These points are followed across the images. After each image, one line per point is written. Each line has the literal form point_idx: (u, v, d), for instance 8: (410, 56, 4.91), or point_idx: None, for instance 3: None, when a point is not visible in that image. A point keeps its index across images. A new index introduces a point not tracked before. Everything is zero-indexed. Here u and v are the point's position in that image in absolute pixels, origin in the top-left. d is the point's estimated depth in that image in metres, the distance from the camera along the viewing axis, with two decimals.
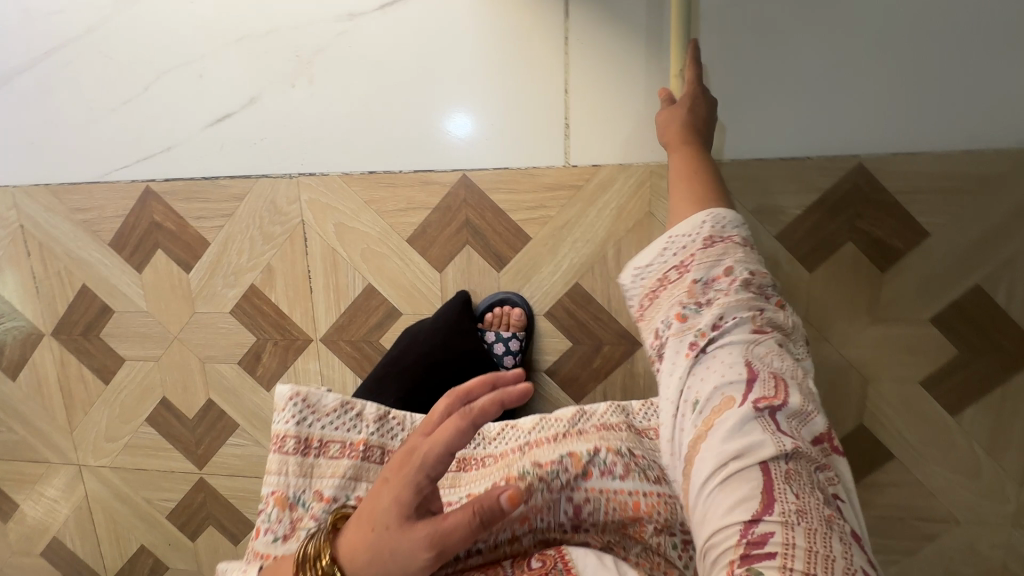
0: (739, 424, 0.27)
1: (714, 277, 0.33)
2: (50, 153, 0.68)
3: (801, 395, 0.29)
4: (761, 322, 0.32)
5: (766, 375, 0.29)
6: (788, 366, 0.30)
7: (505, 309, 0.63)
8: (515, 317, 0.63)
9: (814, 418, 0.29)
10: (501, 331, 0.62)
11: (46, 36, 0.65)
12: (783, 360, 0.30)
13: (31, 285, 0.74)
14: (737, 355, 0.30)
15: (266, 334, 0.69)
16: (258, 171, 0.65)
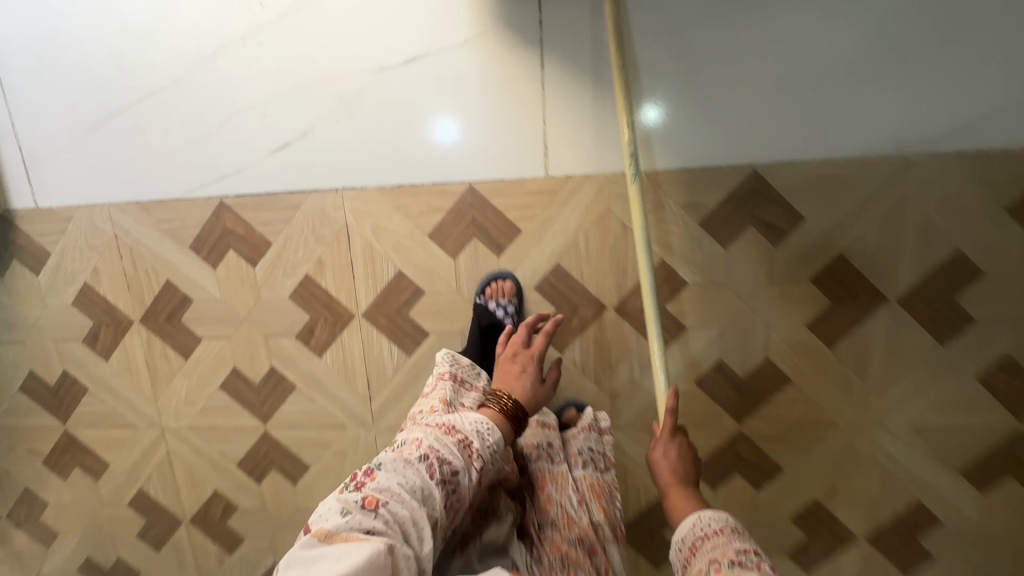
0: None
1: (738, 547, 0.52)
2: (142, 177, 0.86)
3: None
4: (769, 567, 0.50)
5: None
6: None
7: (500, 282, 0.83)
8: (507, 288, 0.83)
9: None
10: (499, 300, 0.82)
11: (140, 86, 0.83)
12: None
13: (121, 282, 0.91)
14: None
15: (318, 312, 0.89)
16: (310, 187, 0.84)
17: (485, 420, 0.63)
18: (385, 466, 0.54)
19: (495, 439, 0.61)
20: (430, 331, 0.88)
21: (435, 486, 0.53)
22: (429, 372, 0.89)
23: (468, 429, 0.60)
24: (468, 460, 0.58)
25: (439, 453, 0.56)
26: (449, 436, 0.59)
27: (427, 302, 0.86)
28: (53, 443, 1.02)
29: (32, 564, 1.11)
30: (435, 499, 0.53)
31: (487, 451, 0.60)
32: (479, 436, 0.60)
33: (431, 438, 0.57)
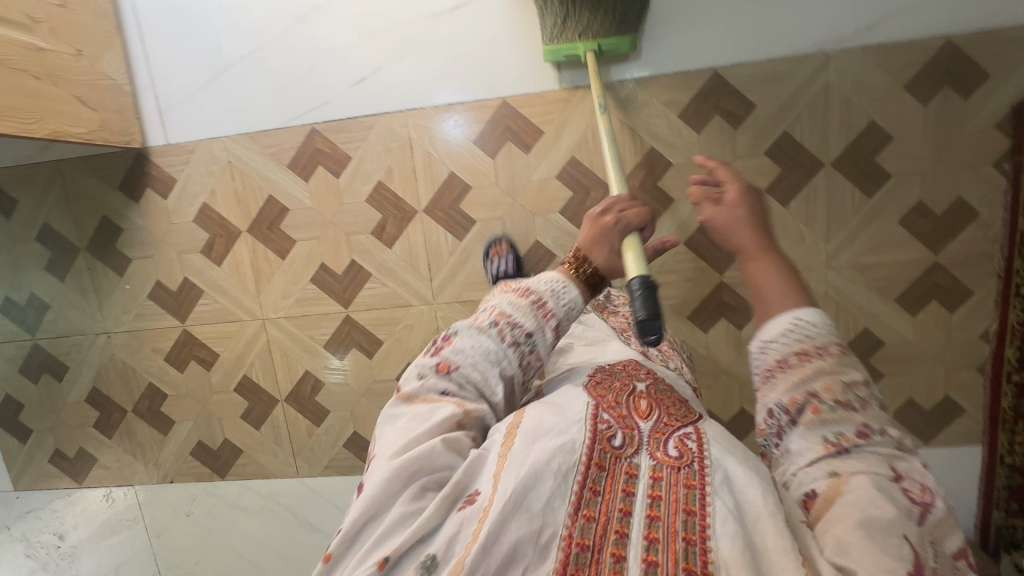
0: (875, 492, 0.44)
1: (851, 380, 0.50)
2: (250, 113, 1.13)
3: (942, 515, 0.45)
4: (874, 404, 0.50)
5: (906, 481, 0.46)
6: (921, 479, 0.47)
7: (497, 246, 1.11)
8: (503, 247, 1.10)
9: (952, 536, 0.45)
10: (500, 257, 1.09)
11: (250, 42, 1.10)
12: (918, 473, 0.47)
13: (233, 199, 1.17)
14: (883, 454, 0.47)
15: (389, 211, 1.14)
16: (381, 110, 1.10)
17: (561, 278, 0.65)
18: (460, 335, 0.61)
19: (571, 296, 0.64)
20: (477, 219, 1.13)
21: (508, 349, 0.60)
22: (478, 253, 1.14)
23: (543, 290, 0.63)
24: (543, 319, 0.62)
25: (510, 321, 0.61)
26: (524, 296, 0.63)
27: (474, 195, 1.12)
28: (173, 341, 1.27)
29: (152, 451, 1.34)
30: (509, 358, 0.60)
31: (562, 309, 0.63)
32: (552, 296, 0.63)
33: (504, 304, 0.62)
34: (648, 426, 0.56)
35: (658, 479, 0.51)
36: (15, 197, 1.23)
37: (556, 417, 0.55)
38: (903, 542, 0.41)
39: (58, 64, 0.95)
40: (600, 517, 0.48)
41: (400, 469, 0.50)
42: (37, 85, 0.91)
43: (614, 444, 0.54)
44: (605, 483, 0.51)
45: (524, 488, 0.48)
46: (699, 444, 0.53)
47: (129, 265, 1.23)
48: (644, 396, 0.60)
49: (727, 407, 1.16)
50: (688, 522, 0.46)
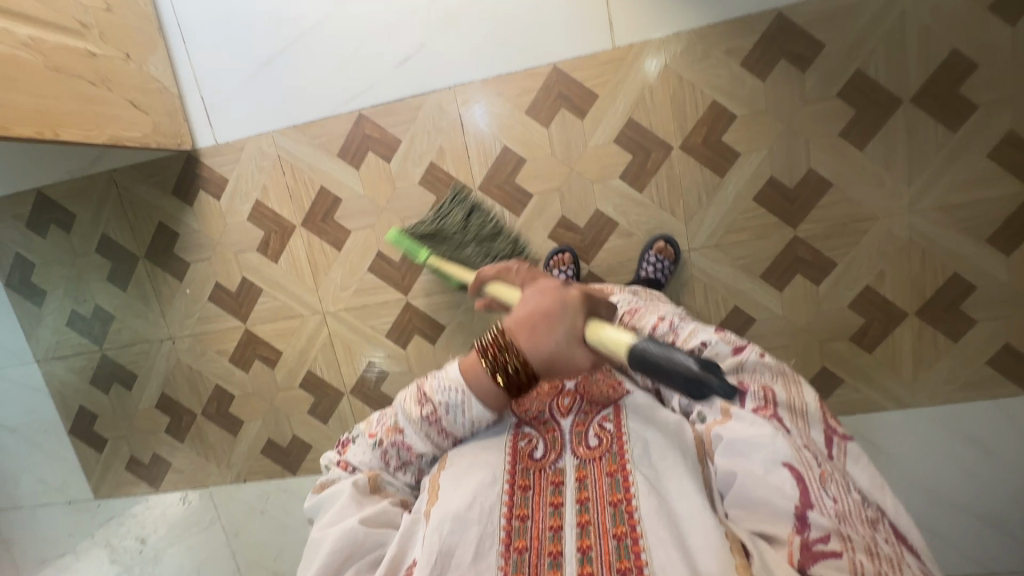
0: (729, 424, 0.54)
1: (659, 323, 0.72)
2: (296, 104, 1.11)
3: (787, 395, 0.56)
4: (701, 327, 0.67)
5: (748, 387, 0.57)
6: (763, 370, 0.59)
7: (560, 256, 1.09)
8: (566, 259, 1.09)
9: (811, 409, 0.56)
10: (562, 268, 1.08)
11: (291, 31, 1.08)
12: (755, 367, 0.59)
13: (286, 193, 1.16)
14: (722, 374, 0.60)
15: (443, 192, 1.12)
16: (429, 89, 1.08)
17: (460, 384, 0.58)
18: (357, 440, 0.63)
19: (474, 413, 0.59)
20: (534, 192, 1.10)
21: (396, 465, 0.62)
22: (536, 228, 1.11)
23: (439, 400, 0.59)
24: (437, 433, 0.61)
25: (401, 435, 0.61)
26: (421, 399, 0.60)
27: (529, 168, 1.09)
28: (236, 342, 1.27)
29: (224, 453, 1.35)
30: (403, 461, 0.62)
31: (461, 423, 0.60)
32: (447, 411, 0.59)
33: (401, 416, 0.61)
34: (569, 423, 0.64)
35: (582, 478, 0.59)
36: (72, 211, 1.24)
37: (468, 468, 0.60)
38: (782, 466, 0.49)
39: (110, 69, 0.95)
40: (531, 545, 0.55)
41: (334, 553, 0.54)
42: (94, 91, 0.91)
43: (535, 457, 0.62)
44: (531, 504, 0.58)
45: (455, 526, 0.54)
46: (616, 425, 0.61)
47: (188, 269, 1.24)
48: (571, 392, 0.66)
49: (807, 366, 1.11)
50: (615, 515, 0.53)
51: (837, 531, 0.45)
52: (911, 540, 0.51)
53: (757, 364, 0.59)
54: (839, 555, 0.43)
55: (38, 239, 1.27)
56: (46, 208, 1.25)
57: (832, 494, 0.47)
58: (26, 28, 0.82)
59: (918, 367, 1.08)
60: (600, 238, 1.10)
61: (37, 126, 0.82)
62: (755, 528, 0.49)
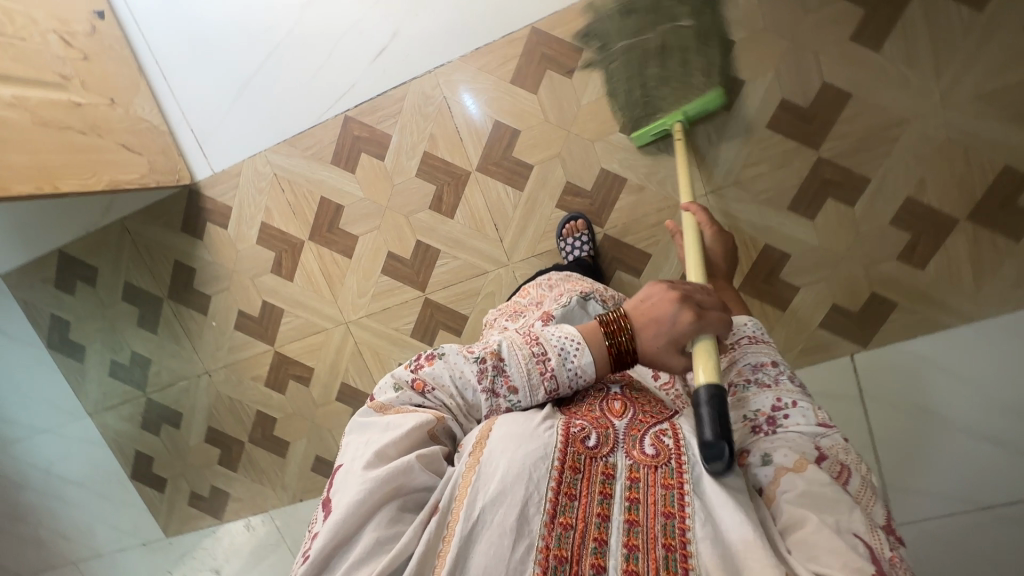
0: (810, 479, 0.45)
1: (762, 364, 0.58)
2: (283, 118, 1.10)
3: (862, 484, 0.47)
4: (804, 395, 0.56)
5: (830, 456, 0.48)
6: (851, 457, 0.50)
7: (574, 223, 1.05)
8: (580, 225, 1.04)
9: (882, 509, 0.47)
10: (575, 235, 1.04)
11: (265, 46, 1.07)
12: (845, 451, 0.50)
13: (288, 210, 1.15)
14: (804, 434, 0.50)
15: (441, 180, 1.09)
16: (409, 77, 1.05)
17: (578, 336, 0.54)
18: (447, 356, 0.56)
19: (582, 365, 0.54)
20: (534, 163, 1.05)
21: (482, 393, 0.54)
22: (542, 199, 1.07)
23: (554, 342, 0.54)
24: (540, 376, 0.54)
25: (501, 364, 0.54)
26: (531, 339, 0.55)
27: (525, 138, 1.04)
28: (269, 365, 1.28)
29: (276, 476, 1.36)
30: (483, 402, 0.54)
31: (565, 375, 0.54)
32: (559, 356, 0.54)
33: (505, 343, 0.55)
34: (625, 423, 0.52)
35: (636, 480, 0.47)
36: (94, 264, 1.27)
37: (526, 424, 0.49)
38: (854, 538, 0.41)
39: (98, 116, 0.96)
40: (578, 524, 0.44)
41: (380, 483, 0.45)
42: (86, 140, 0.92)
43: (589, 445, 0.49)
44: (581, 487, 0.46)
45: (495, 492, 0.44)
46: (676, 439, 0.49)
47: (210, 302, 1.25)
48: (619, 397, 0.56)
49: (854, 296, 1.04)
50: (667, 526, 0.43)
51: None
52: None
53: (842, 447, 0.50)
54: None
55: (68, 297, 1.31)
56: (69, 266, 1.28)
57: None
58: (9, 87, 0.82)
59: (979, 276, 0.99)
60: (610, 199, 1.05)
61: (37, 183, 0.83)
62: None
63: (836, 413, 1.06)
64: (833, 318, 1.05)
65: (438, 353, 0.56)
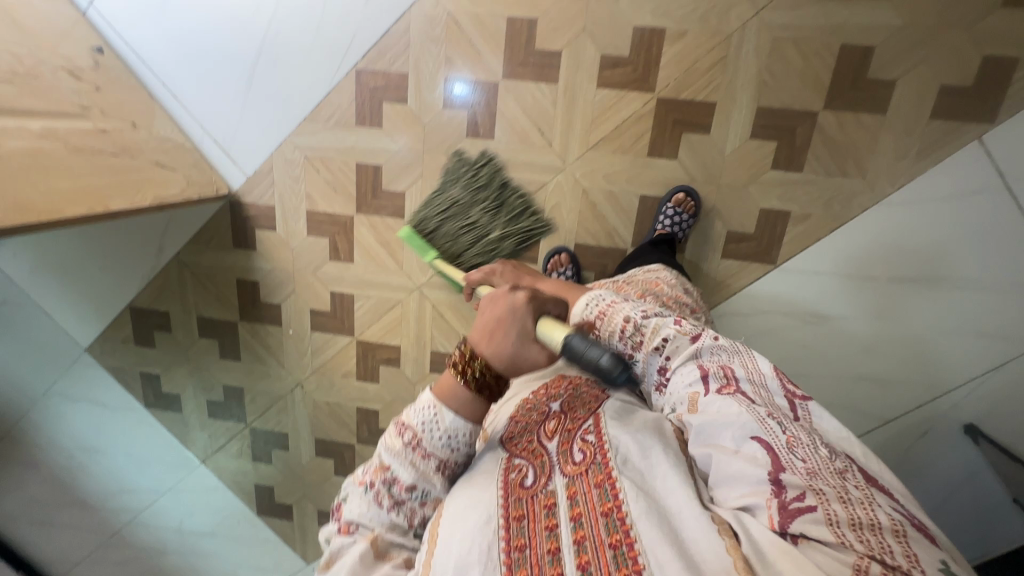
0: (699, 416, 0.51)
1: (625, 325, 0.61)
2: (297, 95, 1.07)
3: (744, 371, 0.54)
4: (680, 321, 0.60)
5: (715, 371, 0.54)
6: (737, 359, 0.55)
7: (558, 255, 1.08)
8: (564, 258, 1.07)
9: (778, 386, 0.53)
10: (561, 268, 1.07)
11: (257, 27, 1.04)
12: (725, 352, 0.56)
13: (330, 189, 1.12)
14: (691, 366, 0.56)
15: (471, 103, 1.02)
16: (409, 3, 0.99)
17: (432, 402, 0.51)
18: (347, 497, 0.53)
19: (450, 426, 0.51)
20: (561, 48, 0.98)
21: (391, 511, 0.51)
22: (582, 84, 0.99)
23: (416, 420, 0.51)
24: (421, 459, 0.51)
25: (387, 473, 0.51)
26: (399, 428, 0.52)
27: (544, 25, 0.97)
28: (356, 357, 1.24)
29: None
30: (397, 518, 0.52)
31: (439, 445, 0.51)
32: (426, 431, 0.51)
33: (379, 454, 0.52)
34: (556, 444, 0.56)
35: (575, 495, 0.50)
36: (164, 309, 1.27)
37: (468, 495, 0.51)
38: (751, 443, 0.46)
39: (124, 140, 0.95)
40: (534, 574, 0.45)
41: None
42: (120, 161, 0.91)
43: (527, 484, 0.53)
44: (529, 532, 0.48)
45: (458, 568, 0.46)
46: (597, 435, 0.54)
47: (281, 310, 1.23)
48: (557, 414, 0.60)
49: (964, 70, 0.90)
50: (609, 525, 0.45)
51: (811, 486, 0.41)
52: (885, 485, 0.45)
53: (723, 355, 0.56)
54: (816, 507, 0.40)
55: (150, 350, 1.32)
56: (142, 318, 1.29)
57: (801, 453, 0.44)
58: (38, 121, 0.82)
59: None
60: (653, 56, 0.96)
61: (89, 205, 0.81)
62: (738, 502, 0.44)
63: (974, 211, 0.96)
64: (945, 103, 0.92)
65: (335, 502, 0.55)
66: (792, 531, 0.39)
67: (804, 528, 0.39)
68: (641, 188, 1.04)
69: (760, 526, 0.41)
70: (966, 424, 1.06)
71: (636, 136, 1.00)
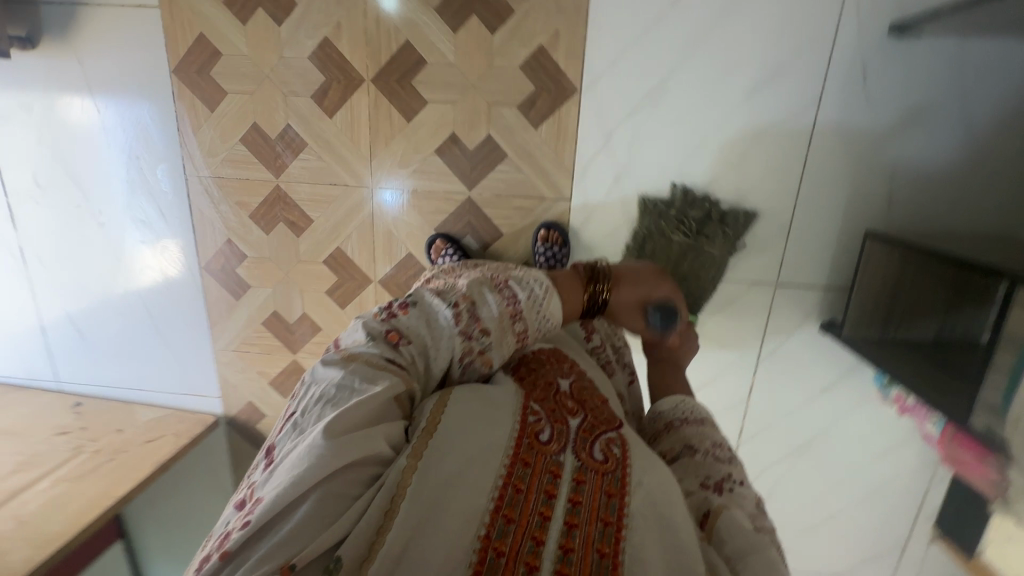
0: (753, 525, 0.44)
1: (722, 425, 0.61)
2: (193, 320, 1.26)
3: None
4: None
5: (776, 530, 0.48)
6: None
7: (436, 245, 1.11)
8: (441, 243, 1.10)
9: None
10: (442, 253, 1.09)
11: (136, 304, 1.26)
12: None
13: (266, 355, 1.26)
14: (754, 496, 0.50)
15: (278, 213, 1.15)
16: (188, 199, 1.17)
17: (548, 282, 0.60)
18: (417, 302, 0.54)
19: (551, 310, 0.59)
20: (285, 122, 1.08)
21: (453, 339, 0.53)
22: (321, 127, 1.07)
23: (526, 289, 0.58)
24: (507, 317, 0.56)
25: (475, 306, 0.54)
26: (506, 283, 0.57)
27: (262, 120, 1.08)
28: None
29: None
30: (449, 351, 0.53)
31: (535, 322, 0.58)
32: (530, 302, 0.57)
33: (473, 285, 0.56)
34: (578, 422, 0.51)
35: (583, 482, 0.45)
36: None
37: (489, 407, 0.49)
38: None
39: (116, 444, 1.17)
40: (519, 519, 0.40)
41: (343, 440, 0.41)
42: (117, 460, 1.12)
43: (539, 439, 0.48)
44: (529, 480, 0.44)
45: (451, 479, 0.41)
46: (625, 449, 0.49)
47: None
48: (571, 394, 0.56)
49: None
50: (603, 532, 0.40)
51: None
52: None
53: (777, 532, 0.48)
54: None
55: None
56: None
57: None
58: (47, 480, 1.06)
59: None
60: (339, 59, 1.03)
61: (102, 502, 1.01)
62: None
63: None
64: None
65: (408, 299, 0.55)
66: None
67: None
68: (430, 146, 1.07)
69: None
70: (890, 24, 0.91)
71: (388, 118, 1.05)
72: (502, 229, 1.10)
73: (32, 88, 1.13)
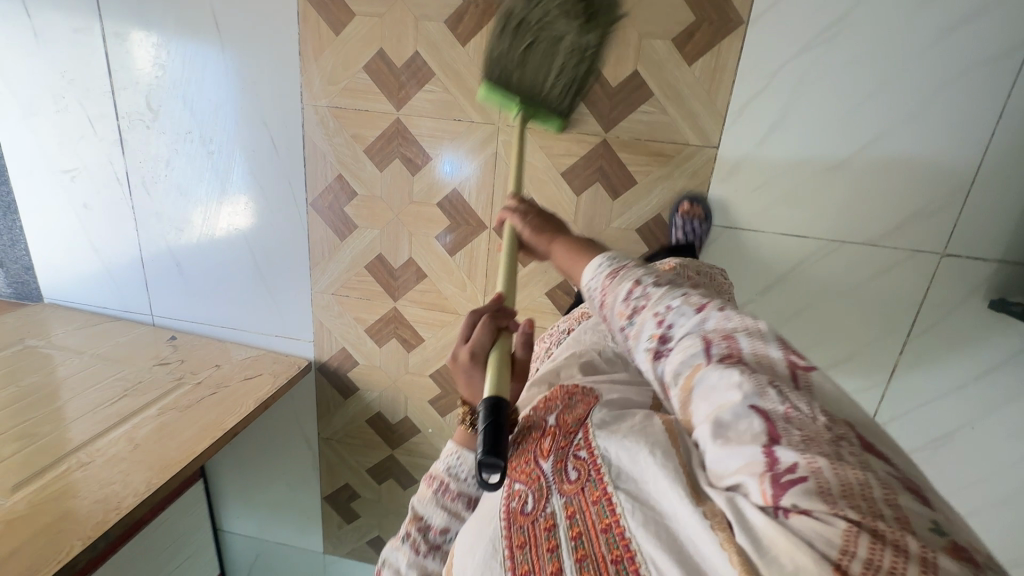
0: (706, 402, 0.42)
1: (626, 287, 0.53)
2: (294, 261, 1.22)
3: (748, 337, 0.43)
4: (667, 290, 0.50)
5: (712, 344, 0.44)
6: (739, 319, 0.45)
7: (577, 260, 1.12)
8: None
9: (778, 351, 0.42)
10: None
11: (237, 241, 1.23)
12: (731, 317, 0.45)
13: (366, 300, 1.22)
14: (690, 335, 0.46)
15: (395, 148, 1.09)
16: (301, 131, 1.12)
17: (456, 447, 0.66)
18: (387, 560, 0.66)
19: (471, 464, 0.65)
20: (414, 49, 1.02)
21: (427, 554, 0.64)
22: (452, 57, 1.01)
23: (442, 470, 0.66)
24: (449, 500, 0.65)
25: (424, 523, 0.65)
26: (429, 480, 0.67)
27: (390, 47, 1.02)
28: None
29: None
30: (434, 560, 0.65)
31: (468, 484, 0.65)
32: (451, 475, 0.65)
33: (413, 507, 0.66)
34: (550, 458, 0.53)
35: (574, 514, 0.47)
36: (344, 482, 1.42)
37: (482, 523, 0.54)
38: (750, 414, 0.38)
39: (216, 379, 1.15)
40: None
41: None
42: (218, 394, 1.10)
43: (525, 509, 0.51)
44: (531, 558, 0.48)
45: None
46: (587, 448, 0.50)
47: (410, 419, 1.31)
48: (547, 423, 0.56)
49: None
50: (609, 541, 0.43)
51: (816, 461, 0.34)
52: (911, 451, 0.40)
53: (727, 317, 0.46)
54: (811, 479, 0.34)
55: (359, 520, 1.45)
56: (338, 501, 1.44)
57: (800, 424, 0.36)
58: (154, 407, 1.04)
59: None
60: None
61: (210, 433, 0.98)
62: (733, 483, 0.38)
63: None
64: None
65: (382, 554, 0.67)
66: (784, 505, 0.34)
67: (808, 511, 0.33)
68: None
69: (758, 521, 0.35)
70: None
71: None
72: (635, 176, 1.03)
73: (152, 6, 1.09)
